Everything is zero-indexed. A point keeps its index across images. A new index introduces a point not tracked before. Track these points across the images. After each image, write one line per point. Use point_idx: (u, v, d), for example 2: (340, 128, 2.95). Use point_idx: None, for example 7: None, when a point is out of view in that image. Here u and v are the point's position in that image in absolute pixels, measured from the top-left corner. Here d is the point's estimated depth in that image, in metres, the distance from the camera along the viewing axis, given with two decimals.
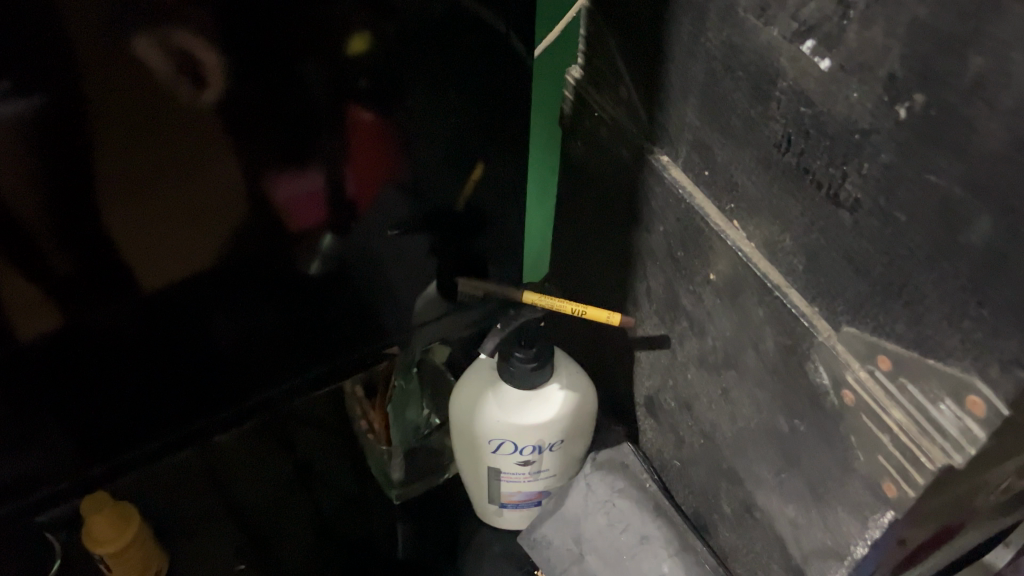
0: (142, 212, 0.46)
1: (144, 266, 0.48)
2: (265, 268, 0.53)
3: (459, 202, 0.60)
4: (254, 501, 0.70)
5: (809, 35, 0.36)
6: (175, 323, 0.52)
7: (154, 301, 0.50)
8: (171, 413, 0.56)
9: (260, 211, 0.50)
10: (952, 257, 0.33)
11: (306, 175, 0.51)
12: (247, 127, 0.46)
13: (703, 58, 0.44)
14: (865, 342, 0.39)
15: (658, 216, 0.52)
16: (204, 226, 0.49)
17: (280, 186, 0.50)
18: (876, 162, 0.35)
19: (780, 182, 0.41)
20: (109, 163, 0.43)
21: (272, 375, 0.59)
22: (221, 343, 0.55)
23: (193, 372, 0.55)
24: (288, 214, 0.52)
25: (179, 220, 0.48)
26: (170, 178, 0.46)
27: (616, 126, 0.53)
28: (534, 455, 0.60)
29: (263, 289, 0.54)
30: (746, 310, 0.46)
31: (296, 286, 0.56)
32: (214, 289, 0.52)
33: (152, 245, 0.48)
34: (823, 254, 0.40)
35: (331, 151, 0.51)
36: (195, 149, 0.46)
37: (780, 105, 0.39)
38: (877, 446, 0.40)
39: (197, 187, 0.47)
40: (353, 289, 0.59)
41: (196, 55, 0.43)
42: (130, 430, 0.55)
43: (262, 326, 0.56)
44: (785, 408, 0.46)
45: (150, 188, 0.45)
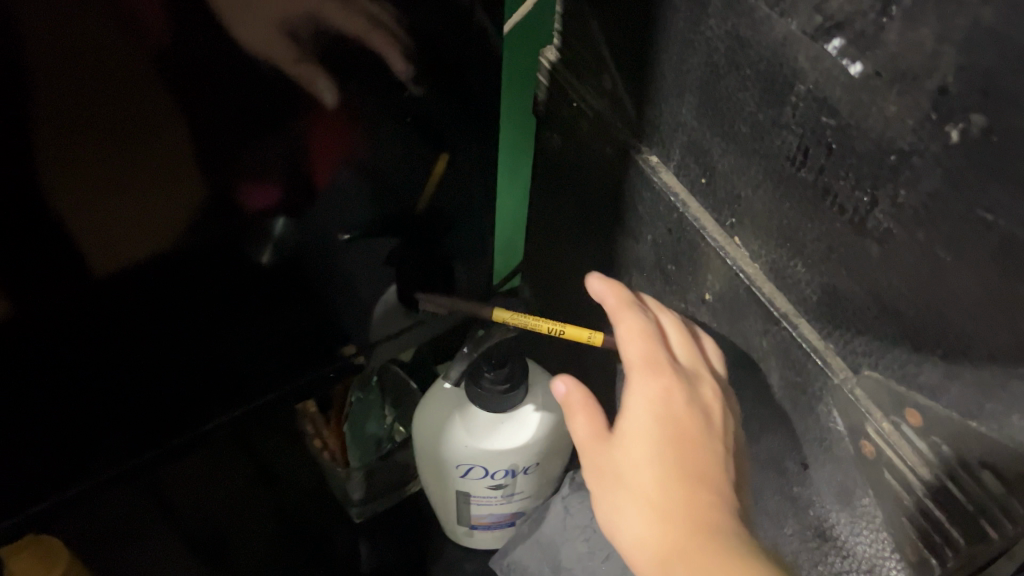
0: (86, 179, 0.36)
1: (97, 249, 0.39)
2: (222, 255, 0.44)
3: (421, 202, 0.51)
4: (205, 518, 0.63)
5: (837, 32, 0.30)
6: (129, 317, 0.42)
7: (98, 297, 0.41)
8: (128, 424, 0.47)
9: (220, 185, 0.41)
10: (1005, 313, 0.27)
11: (266, 141, 0.41)
12: (220, 78, 0.37)
13: (703, 50, 0.37)
14: (889, 392, 0.34)
15: (646, 223, 0.46)
16: (159, 200, 0.39)
17: (242, 154, 0.40)
18: (915, 190, 0.29)
19: (792, 199, 0.35)
20: (75, 108, 0.34)
21: (235, 381, 0.51)
22: (182, 351, 0.46)
23: (153, 381, 0.47)
24: (242, 188, 0.42)
25: (129, 195, 0.38)
26: (121, 137, 0.36)
27: (598, 120, 0.47)
28: (506, 479, 0.54)
29: (226, 278, 0.45)
30: (748, 338, 0.41)
31: (255, 285, 0.47)
32: (169, 294, 0.43)
33: (103, 224, 0.38)
34: (843, 288, 0.34)
35: (292, 121, 0.41)
36: (189, 108, 0.37)
37: (796, 111, 0.33)
38: (899, 505, 0.35)
39: (168, 154, 0.38)
40: (311, 286, 0.50)
41: (323, 24, 0.38)
42: (80, 443, 0.46)
43: (227, 329, 0.48)
44: (792, 446, 0.41)
45: (96, 148, 0.35)
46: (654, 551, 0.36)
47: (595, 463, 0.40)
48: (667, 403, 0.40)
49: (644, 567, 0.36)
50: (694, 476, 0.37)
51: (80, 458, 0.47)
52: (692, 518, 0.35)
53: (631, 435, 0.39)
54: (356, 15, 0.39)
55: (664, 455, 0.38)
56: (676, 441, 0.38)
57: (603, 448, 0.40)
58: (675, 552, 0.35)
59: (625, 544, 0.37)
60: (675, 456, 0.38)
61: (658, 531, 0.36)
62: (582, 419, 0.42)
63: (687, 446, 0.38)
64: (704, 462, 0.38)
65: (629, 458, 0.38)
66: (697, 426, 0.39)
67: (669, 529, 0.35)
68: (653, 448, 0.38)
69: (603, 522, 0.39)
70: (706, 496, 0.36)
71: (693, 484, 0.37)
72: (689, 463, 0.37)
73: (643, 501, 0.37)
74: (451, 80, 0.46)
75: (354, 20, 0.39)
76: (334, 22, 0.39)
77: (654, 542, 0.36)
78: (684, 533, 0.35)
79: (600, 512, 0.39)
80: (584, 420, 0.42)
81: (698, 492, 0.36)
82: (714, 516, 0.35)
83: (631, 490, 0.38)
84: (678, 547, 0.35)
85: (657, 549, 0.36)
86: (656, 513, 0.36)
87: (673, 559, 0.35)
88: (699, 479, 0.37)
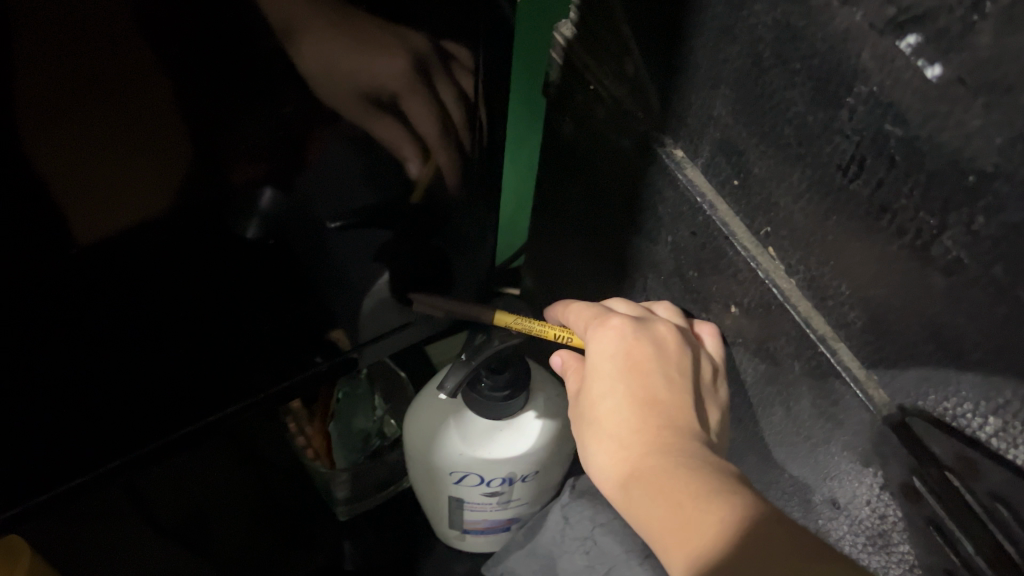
0: (69, 141, 0.30)
1: (69, 212, 0.33)
2: (212, 232, 0.38)
3: (418, 192, 0.46)
4: (195, 515, 0.59)
5: (913, 27, 0.25)
6: (116, 295, 0.38)
7: (81, 273, 0.35)
8: (107, 408, 0.43)
9: (211, 155, 0.35)
10: None
11: (267, 109, 0.35)
12: (226, 35, 0.31)
13: (744, 38, 0.32)
14: (940, 437, 0.30)
15: (666, 224, 0.42)
16: (149, 170, 0.34)
17: (239, 124, 0.35)
18: (994, 219, 0.25)
19: (840, 214, 0.31)
20: (60, 59, 0.28)
21: (223, 366, 0.46)
22: (157, 336, 0.41)
23: (124, 367, 0.41)
24: (235, 161, 0.36)
25: (114, 163, 0.32)
26: (112, 95, 0.30)
27: (617, 108, 0.42)
28: (503, 487, 0.51)
29: (220, 256, 0.40)
30: (779, 358, 0.37)
31: (239, 263, 0.41)
32: (144, 274, 0.38)
33: (74, 186, 0.32)
34: (895, 318, 0.30)
35: (299, 96, 0.36)
36: (180, 52, 0.31)
37: (854, 116, 0.29)
38: (943, 558, 0.32)
39: (152, 107, 0.32)
40: (305, 272, 0.45)
41: (403, 104, 0.40)
42: (57, 430, 0.41)
43: (205, 313, 0.42)
44: (821, 480, 0.37)
45: (80, 106, 0.30)
46: (616, 485, 0.35)
47: (571, 414, 0.39)
48: (616, 340, 0.39)
49: (613, 503, 0.35)
50: (646, 402, 0.36)
51: (55, 445, 0.42)
52: (644, 443, 0.34)
53: (589, 379, 0.38)
54: (428, 102, 0.41)
55: (615, 388, 0.37)
56: (631, 372, 0.37)
57: (573, 400, 0.39)
58: (629, 480, 0.34)
59: (599, 485, 0.36)
60: (627, 387, 0.37)
61: (614, 463, 0.35)
62: (569, 380, 0.41)
63: (637, 374, 0.37)
64: (655, 388, 0.36)
65: (587, 400, 0.38)
66: (650, 358, 0.37)
67: (627, 458, 0.34)
68: (605, 383, 0.37)
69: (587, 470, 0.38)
70: (656, 421, 0.35)
71: (642, 411, 0.35)
72: (640, 391, 0.36)
73: (600, 437, 0.36)
74: (472, 126, 0.45)
75: (428, 105, 0.41)
76: (408, 107, 0.40)
77: (613, 474, 0.35)
78: (637, 459, 0.34)
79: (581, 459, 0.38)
80: (570, 380, 0.41)
81: (647, 418, 0.35)
82: (663, 438, 0.34)
83: (591, 429, 0.37)
84: (631, 475, 0.34)
85: (618, 482, 0.34)
86: (615, 445, 0.35)
87: (629, 488, 0.34)
88: (651, 405, 0.36)
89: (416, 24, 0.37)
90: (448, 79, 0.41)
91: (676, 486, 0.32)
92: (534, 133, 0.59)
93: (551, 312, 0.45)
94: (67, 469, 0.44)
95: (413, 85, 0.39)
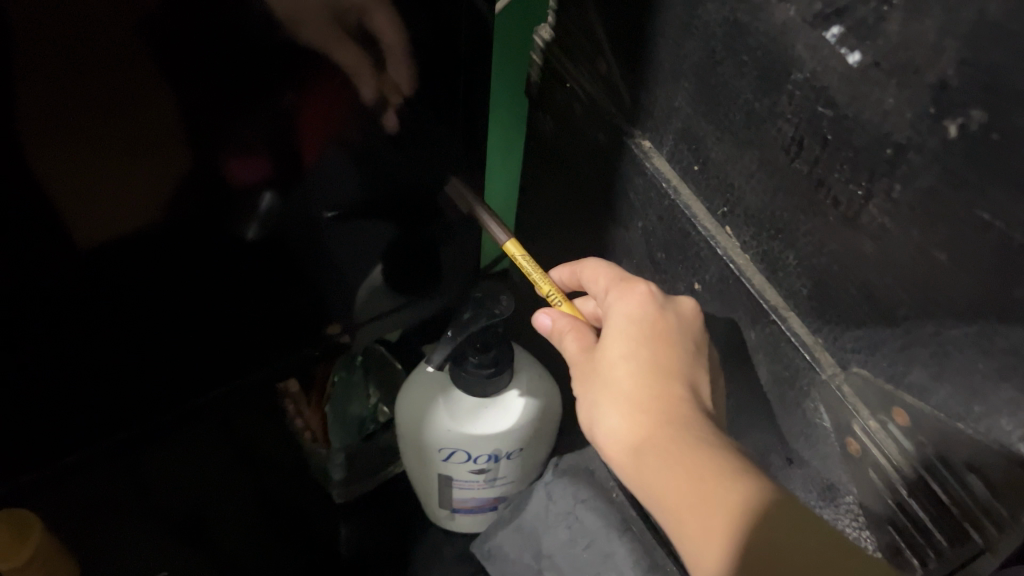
0: (81, 163, 0.35)
1: (84, 226, 0.38)
2: (215, 236, 0.43)
3: (409, 183, 0.50)
4: (189, 506, 0.62)
5: (836, 19, 0.29)
6: (128, 296, 0.42)
7: (93, 278, 0.40)
8: (121, 402, 0.47)
9: (204, 169, 0.40)
10: (1001, 314, 0.27)
11: (259, 121, 0.40)
12: (204, 66, 0.36)
13: (700, 35, 0.36)
14: (876, 392, 0.33)
15: (637, 210, 0.45)
16: (151, 182, 0.38)
17: (233, 137, 0.39)
18: (911, 186, 0.28)
19: (785, 192, 0.34)
20: (66, 99, 0.33)
21: (227, 359, 0.50)
22: (152, 333, 0.45)
23: (133, 363, 0.46)
24: (234, 167, 0.41)
25: (122, 177, 0.37)
26: (110, 122, 0.35)
27: (592, 104, 0.46)
28: (489, 464, 0.54)
29: (222, 260, 0.44)
30: (737, 329, 0.40)
31: (238, 259, 0.45)
32: (154, 279, 0.42)
33: (70, 196, 0.36)
34: (834, 284, 0.34)
35: (289, 97, 0.40)
36: (167, 77, 0.35)
37: (793, 100, 0.32)
38: (883, 504, 0.35)
39: (147, 129, 0.36)
40: (306, 259, 0.48)
41: (372, 22, 0.40)
42: (73, 424, 0.46)
43: (209, 312, 0.46)
44: (779, 442, 0.41)
45: (86, 134, 0.34)
46: (627, 446, 0.37)
47: (578, 368, 0.42)
48: (642, 306, 0.41)
49: (618, 465, 0.38)
50: (664, 372, 0.39)
51: (74, 437, 0.46)
52: (661, 412, 0.37)
53: (610, 340, 0.41)
54: (399, 28, 0.41)
55: (639, 352, 0.39)
56: (653, 340, 0.40)
57: (582, 356, 0.42)
58: (645, 445, 0.36)
59: (602, 444, 0.39)
60: (646, 355, 0.39)
61: (629, 424, 0.37)
62: (570, 340, 0.43)
63: (657, 342, 0.40)
64: (677, 359, 0.39)
65: (607, 357, 0.40)
66: (671, 327, 0.40)
67: (641, 423, 0.37)
68: (629, 345, 0.40)
69: (585, 424, 0.41)
70: (675, 394, 0.38)
71: (664, 381, 0.38)
72: (659, 361, 0.39)
73: (614, 396, 0.39)
74: (457, 120, 0.49)
75: (398, 29, 0.41)
76: (376, 26, 0.40)
77: (626, 435, 0.37)
78: (654, 427, 0.37)
79: (581, 412, 0.41)
80: (573, 338, 0.43)
81: (667, 390, 0.38)
82: (678, 411, 0.37)
83: (607, 386, 0.39)
84: (648, 441, 0.36)
85: (629, 445, 0.37)
86: (626, 404, 0.38)
87: (643, 453, 0.36)
88: (666, 376, 0.38)
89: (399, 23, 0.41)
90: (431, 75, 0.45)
91: (697, 461, 0.35)
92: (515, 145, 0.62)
93: (559, 271, 0.49)
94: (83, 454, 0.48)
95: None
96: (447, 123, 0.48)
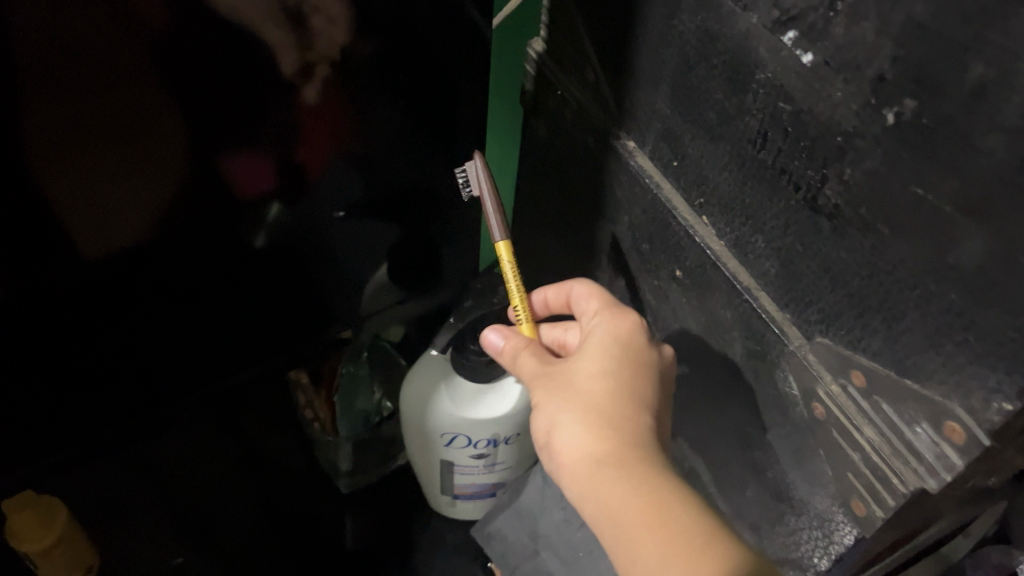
0: (96, 181, 0.41)
1: (96, 234, 0.43)
2: (222, 243, 0.49)
3: (413, 183, 0.55)
4: (194, 494, 0.66)
5: (792, 25, 0.33)
6: (144, 292, 0.48)
7: (116, 275, 0.46)
8: (141, 385, 0.53)
9: (211, 184, 0.45)
10: (936, 278, 0.31)
11: (259, 150, 0.46)
12: (204, 102, 0.41)
13: (676, 43, 0.40)
14: (838, 358, 0.37)
15: (623, 207, 0.49)
16: (157, 198, 0.44)
17: (236, 157, 0.45)
18: (859, 168, 0.32)
19: (753, 180, 0.38)
20: (86, 130, 0.39)
21: (238, 348, 0.56)
22: (165, 324, 0.51)
23: (150, 351, 0.51)
24: (237, 184, 0.46)
25: (132, 194, 0.43)
26: (123, 148, 0.41)
27: (581, 110, 0.50)
28: (488, 449, 0.57)
29: (228, 265, 0.50)
30: (714, 310, 0.44)
31: (243, 263, 0.51)
32: (169, 277, 0.48)
33: (89, 209, 0.42)
34: (797, 262, 0.38)
35: (290, 118, 0.45)
36: (171, 110, 0.41)
37: (757, 98, 0.36)
38: (847, 462, 0.38)
39: (158, 152, 0.42)
40: (314, 255, 0.54)
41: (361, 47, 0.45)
42: (100, 406, 0.52)
43: (217, 307, 0.52)
44: (755, 415, 0.44)
45: (100, 159, 0.40)
46: (587, 455, 0.39)
47: (544, 377, 0.44)
48: (622, 336, 0.45)
49: (571, 472, 0.40)
50: (637, 396, 0.41)
51: (100, 416, 0.52)
52: (630, 431, 0.40)
53: (589, 357, 0.44)
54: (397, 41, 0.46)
55: (620, 373, 0.42)
56: (629, 364, 0.43)
57: (551, 369, 0.44)
58: (606, 459, 0.39)
59: (558, 449, 0.41)
60: (621, 377, 0.42)
61: (595, 437, 0.39)
62: (526, 357, 0.46)
63: (634, 368, 0.43)
64: (651, 389, 0.42)
65: (583, 373, 0.43)
66: (647, 361, 0.43)
67: (605, 438, 0.39)
68: (609, 365, 0.43)
69: (540, 429, 0.43)
70: (644, 421, 0.40)
71: (635, 404, 0.41)
72: (634, 385, 0.42)
73: (583, 405, 0.41)
74: (456, 128, 0.53)
75: (354, 31, 0.44)
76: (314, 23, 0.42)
77: (589, 445, 0.39)
78: (618, 444, 0.39)
79: (539, 417, 0.43)
80: (529, 355, 0.46)
81: (637, 412, 0.41)
82: (641, 435, 0.40)
83: (578, 395, 0.42)
84: (612, 455, 0.39)
85: (590, 455, 0.39)
86: (594, 416, 0.40)
87: (602, 465, 0.39)
88: (637, 399, 0.41)
89: (411, 37, 0.46)
90: (432, 85, 0.50)
91: (656, 484, 0.37)
92: (512, 153, 0.66)
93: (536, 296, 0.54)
94: (110, 433, 0.54)
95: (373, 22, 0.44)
96: (447, 129, 0.53)
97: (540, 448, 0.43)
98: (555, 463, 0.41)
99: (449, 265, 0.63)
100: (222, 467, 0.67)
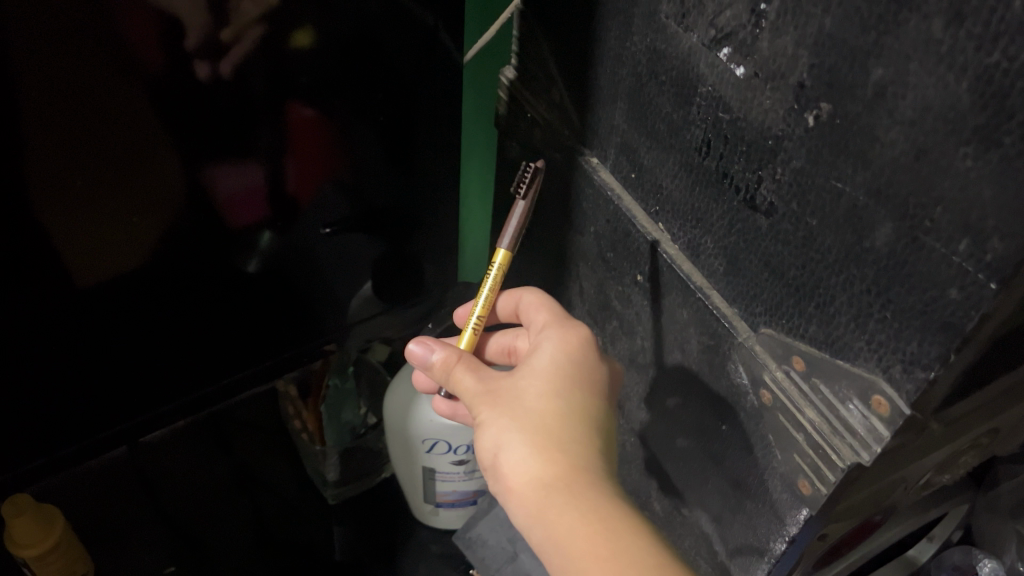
0: (88, 205, 0.44)
1: (87, 259, 0.46)
2: (208, 267, 0.52)
3: (395, 201, 0.59)
4: (184, 505, 0.68)
5: (726, 42, 0.37)
6: (138, 307, 0.51)
7: (111, 289, 0.49)
8: (133, 395, 0.56)
9: (200, 205, 0.48)
10: (856, 262, 0.34)
11: (245, 172, 0.49)
12: (191, 133, 0.45)
13: (629, 63, 0.44)
14: (779, 346, 0.40)
15: (589, 218, 0.53)
16: (145, 222, 0.47)
17: (220, 181, 0.48)
18: (789, 167, 0.36)
19: (699, 186, 0.42)
20: (84, 158, 0.42)
21: (226, 362, 0.59)
22: (156, 336, 0.53)
23: (142, 362, 0.54)
24: (228, 212, 0.50)
25: (121, 219, 0.46)
26: (115, 176, 0.44)
27: (549, 129, 0.54)
28: (467, 455, 0.60)
29: (212, 286, 0.53)
30: (672, 311, 0.48)
31: (234, 287, 0.54)
32: (161, 291, 0.51)
33: (82, 234, 0.45)
34: (741, 258, 0.41)
35: (272, 144, 0.49)
36: (162, 140, 0.44)
37: (700, 109, 0.40)
38: (792, 444, 0.41)
39: (148, 179, 0.45)
40: (300, 273, 0.58)
41: (343, 72, 0.49)
42: (93, 414, 0.54)
43: (204, 323, 0.55)
44: (712, 409, 0.47)
45: (92, 187, 0.44)
46: (536, 479, 0.41)
47: (489, 397, 0.45)
48: (568, 353, 0.47)
49: (518, 496, 0.42)
50: (585, 417, 0.44)
51: (96, 424, 0.55)
52: (583, 453, 0.42)
53: (535, 375, 0.46)
54: (378, 64, 0.50)
55: (572, 393, 0.45)
56: (576, 382, 0.45)
57: (496, 388, 0.46)
58: (556, 485, 0.41)
59: (507, 471, 0.43)
60: (569, 397, 0.44)
61: (544, 460, 0.42)
62: (462, 371, 0.47)
63: (581, 386, 0.45)
64: (597, 407, 0.45)
65: (530, 394, 0.45)
66: (594, 380, 0.46)
67: (555, 461, 0.42)
68: (558, 384, 0.45)
69: (486, 449, 0.44)
70: (592, 442, 0.43)
71: (583, 427, 0.43)
72: (579, 405, 0.44)
73: (532, 428, 0.43)
74: (433, 149, 0.57)
75: (333, 56, 0.47)
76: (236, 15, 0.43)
77: (538, 469, 0.42)
78: (568, 469, 0.41)
79: (485, 437, 0.44)
80: (465, 369, 0.47)
81: (584, 434, 0.43)
82: (592, 460, 0.42)
83: (527, 415, 0.44)
84: (560, 481, 0.41)
85: (538, 480, 0.41)
86: (543, 436, 0.43)
87: (551, 493, 0.41)
88: (582, 419, 0.44)
89: (394, 60, 0.50)
90: (415, 107, 0.54)
91: (610, 513, 0.40)
92: (489, 178, 0.70)
93: (506, 298, 0.56)
94: (104, 439, 0.56)
95: (353, 46, 0.48)
96: (427, 149, 0.57)
97: (486, 468, 0.44)
98: (500, 484, 0.44)
99: (428, 279, 0.66)
100: (216, 483, 0.70)
